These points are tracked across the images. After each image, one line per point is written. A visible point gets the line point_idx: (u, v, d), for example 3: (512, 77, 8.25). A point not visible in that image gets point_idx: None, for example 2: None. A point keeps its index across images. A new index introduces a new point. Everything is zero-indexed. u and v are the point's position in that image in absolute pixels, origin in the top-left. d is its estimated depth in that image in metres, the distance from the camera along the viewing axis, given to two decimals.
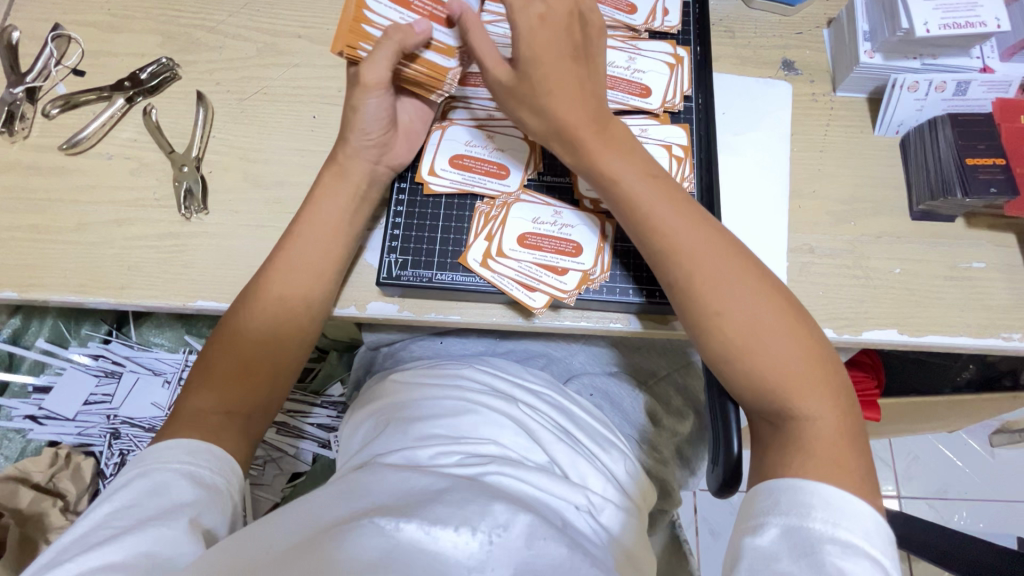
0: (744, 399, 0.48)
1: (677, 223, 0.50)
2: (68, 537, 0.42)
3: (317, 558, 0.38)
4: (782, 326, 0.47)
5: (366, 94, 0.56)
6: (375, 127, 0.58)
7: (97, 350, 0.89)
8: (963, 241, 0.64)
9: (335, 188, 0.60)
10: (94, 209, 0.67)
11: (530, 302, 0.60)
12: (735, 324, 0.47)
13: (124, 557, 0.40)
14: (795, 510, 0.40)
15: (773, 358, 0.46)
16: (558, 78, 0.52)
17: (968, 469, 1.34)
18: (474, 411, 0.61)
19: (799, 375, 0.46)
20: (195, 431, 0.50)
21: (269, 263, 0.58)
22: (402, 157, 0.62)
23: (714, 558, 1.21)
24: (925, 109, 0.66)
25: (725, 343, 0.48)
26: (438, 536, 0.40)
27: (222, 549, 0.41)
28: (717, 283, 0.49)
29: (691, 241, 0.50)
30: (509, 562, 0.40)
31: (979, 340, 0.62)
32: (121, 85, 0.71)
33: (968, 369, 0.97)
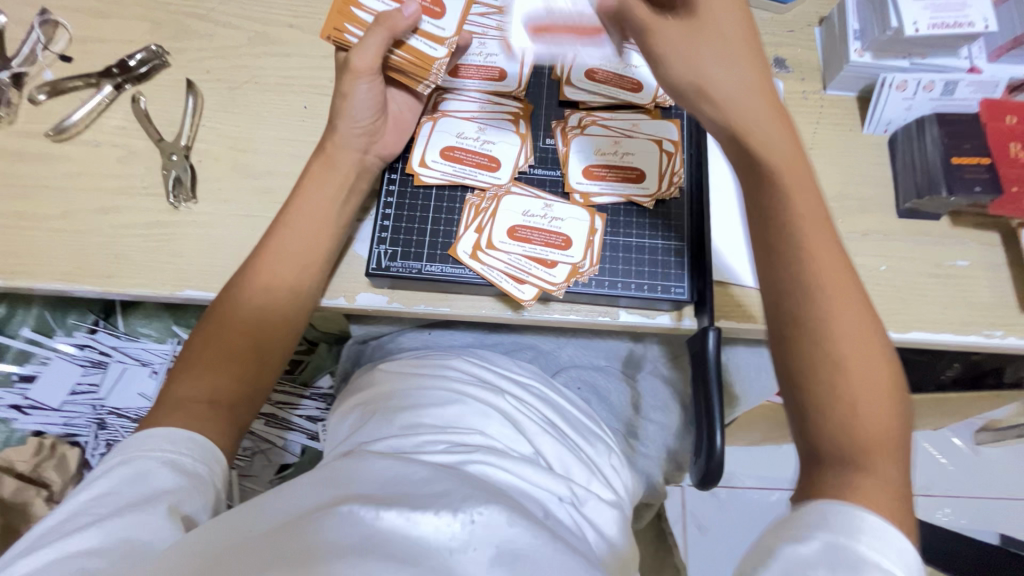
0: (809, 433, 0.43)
1: (803, 232, 0.46)
2: (48, 523, 0.42)
3: (292, 542, 0.38)
4: (879, 378, 0.42)
5: (356, 80, 0.57)
6: (365, 114, 0.59)
7: (83, 339, 0.88)
8: (948, 239, 0.65)
9: (324, 178, 0.60)
10: (80, 197, 0.66)
11: (519, 294, 0.60)
12: (835, 356, 0.42)
13: (101, 542, 0.39)
14: (842, 530, 0.36)
15: (864, 406, 0.41)
16: (732, 78, 0.49)
17: (952, 466, 1.36)
18: (460, 402, 0.61)
19: (882, 429, 0.41)
20: (178, 419, 0.50)
21: (256, 253, 0.58)
22: (391, 146, 0.63)
23: (701, 552, 1.22)
24: (912, 108, 0.67)
25: (806, 373, 0.43)
26: (418, 521, 0.39)
27: (199, 534, 0.40)
28: (828, 312, 0.43)
29: (837, 262, 0.45)
30: (489, 546, 0.39)
31: (962, 337, 0.62)
32: (109, 72, 0.71)
33: (953, 366, 0.99)
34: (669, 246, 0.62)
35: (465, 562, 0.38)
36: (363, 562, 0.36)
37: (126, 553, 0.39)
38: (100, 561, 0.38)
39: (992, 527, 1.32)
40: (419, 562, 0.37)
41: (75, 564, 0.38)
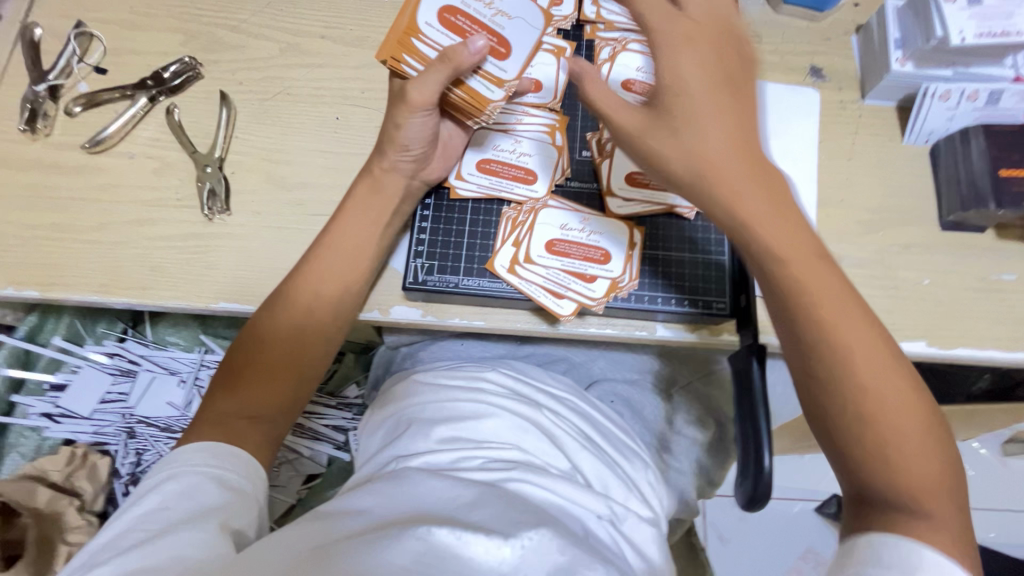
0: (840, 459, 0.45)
1: (809, 268, 0.46)
2: (99, 541, 0.42)
3: (344, 563, 0.38)
4: (911, 405, 0.44)
5: (411, 113, 0.55)
6: (416, 144, 0.58)
7: (113, 348, 0.89)
8: (993, 252, 0.64)
9: (364, 195, 0.59)
10: (116, 208, 0.67)
11: (558, 309, 0.59)
12: (863, 390, 0.44)
13: (156, 560, 0.39)
14: (901, 568, 0.38)
15: (897, 438, 0.43)
16: (709, 102, 0.46)
17: (979, 478, 1.33)
18: (495, 414, 0.60)
19: (911, 454, 0.42)
20: (220, 436, 0.50)
21: (297, 271, 0.58)
22: (437, 173, 0.62)
23: (723, 564, 1.20)
24: (956, 118, 0.65)
25: (857, 407, 0.44)
26: (470, 543, 0.40)
27: (250, 552, 0.40)
28: (838, 335, 0.45)
29: (841, 298, 0.45)
30: (541, 569, 0.40)
31: (1008, 352, 0.61)
32: (144, 84, 0.71)
33: (984, 378, 0.97)
34: (708, 259, 0.61)
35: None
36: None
37: (180, 569, 0.39)
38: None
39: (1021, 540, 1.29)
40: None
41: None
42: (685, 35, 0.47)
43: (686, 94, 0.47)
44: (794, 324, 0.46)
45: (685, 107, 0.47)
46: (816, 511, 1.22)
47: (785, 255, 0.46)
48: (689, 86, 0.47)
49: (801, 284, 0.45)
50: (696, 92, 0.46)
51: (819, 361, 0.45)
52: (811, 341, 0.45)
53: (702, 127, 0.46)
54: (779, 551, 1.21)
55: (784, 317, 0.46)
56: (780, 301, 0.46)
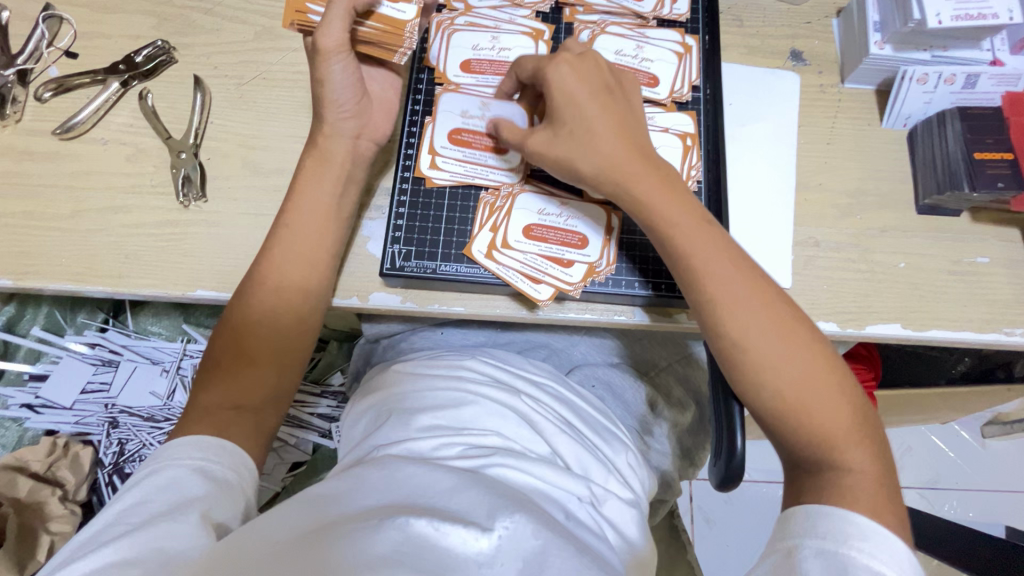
0: (783, 435, 0.47)
1: (725, 269, 0.50)
2: (83, 534, 0.42)
3: (324, 554, 0.38)
4: (830, 383, 0.47)
5: (328, 62, 0.56)
6: (345, 94, 0.58)
7: (94, 338, 0.89)
8: (968, 236, 0.64)
9: (329, 182, 0.59)
10: (90, 196, 0.66)
11: (535, 294, 0.59)
12: (782, 373, 0.47)
13: (136, 553, 0.40)
14: (833, 536, 0.40)
15: (825, 414, 0.46)
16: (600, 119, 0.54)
17: (959, 459, 1.36)
18: (477, 402, 0.61)
19: (841, 427, 0.46)
20: (207, 427, 0.50)
21: (262, 258, 0.57)
22: (382, 128, 0.62)
23: (708, 545, 1.23)
24: (932, 102, 0.65)
25: (779, 393, 0.47)
26: (448, 534, 0.40)
27: (231, 541, 0.41)
28: (758, 328, 0.48)
29: (754, 293, 0.49)
30: (517, 558, 0.41)
31: (981, 335, 0.62)
32: (116, 68, 0.70)
33: (964, 361, 0.99)
34: None
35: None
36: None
37: (162, 562, 0.39)
38: (139, 571, 0.38)
39: (999, 519, 1.32)
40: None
41: (113, 574, 0.38)
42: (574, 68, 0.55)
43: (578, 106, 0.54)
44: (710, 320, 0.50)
45: (577, 119, 0.54)
46: None
47: (706, 259, 0.50)
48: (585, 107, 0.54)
49: (721, 286, 0.49)
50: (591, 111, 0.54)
51: (741, 356, 0.48)
52: (735, 339, 0.48)
53: (588, 138, 0.54)
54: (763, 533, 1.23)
55: (705, 316, 0.50)
56: (706, 301, 0.50)
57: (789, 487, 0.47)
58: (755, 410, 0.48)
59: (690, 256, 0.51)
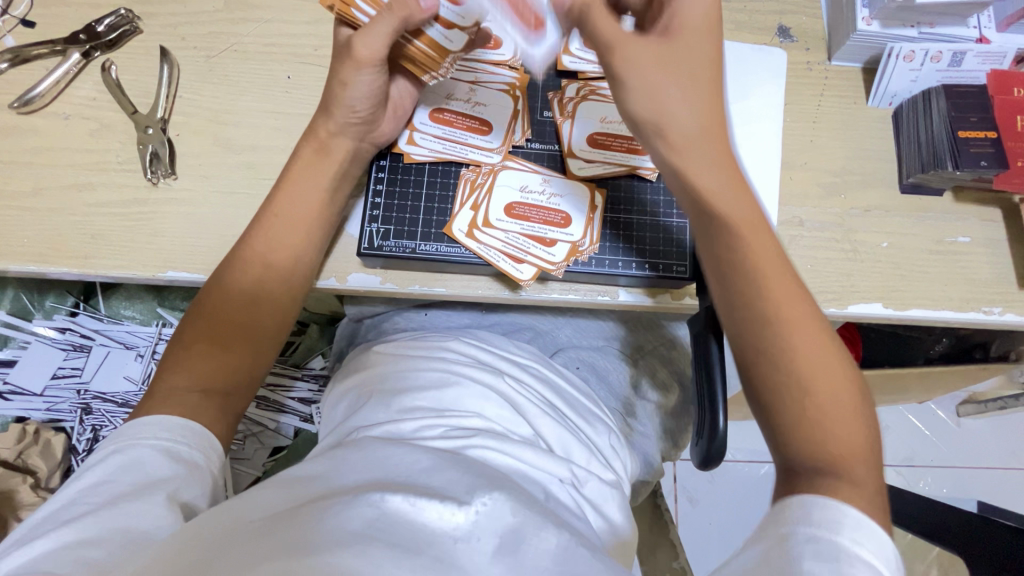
0: (789, 442, 0.43)
1: (773, 271, 0.46)
2: (41, 514, 0.41)
3: (294, 530, 0.37)
4: (851, 408, 0.43)
5: (357, 70, 0.53)
6: (363, 105, 0.55)
7: (64, 323, 0.86)
8: (950, 215, 0.64)
9: (312, 164, 0.57)
10: (51, 173, 0.63)
11: (518, 274, 0.58)
12: (813, 380, 0.43)
13: (98, 531, 0.38)
14: (825, 524, 0.37)
15: (841, 435, 0.42)
16: (702, 76, 0.48)
17: (935, 437, 1.39)
18: (457, 383, 0.60)
19: (856, 452, 0.42)
20: (172, 408, 0.48)
21: (243, 243, 0.55)
22: (387, 137, 0.59)
23: (691, 524, 1.24)
24: (918, 79, 0.65)
25: (800, 399, 0.43)
26: (424, 508, 0.39)
27: (198, 523, 0.39)
28: (801, 330, 0.44)
29: (799, 300, 0.45)
30: (493, 529, 0.39)
31: (961, 314, 0.62)
32: (76, 38, 0.66)
33: (941, 342, 1.01)
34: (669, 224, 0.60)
35: (470, 552, 0.38)
36: (364, 550, 0.36)
37: (126, 541, 0.38)
38: (98, 551, 0.37)
39: (972, 495, 1.36)
40: (423, 550, 0.37)
41: (71, 553, 0.37)
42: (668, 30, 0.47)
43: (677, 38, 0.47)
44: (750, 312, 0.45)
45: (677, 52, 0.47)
46: None
47: (756, 257, 0.46)
48: (691, 48, 0.48)
49: (770, 283, 0.45)
50: (684, 63, 0.47)
51: (789, 362, 0.43)
52: (774, 336, 0.44)
53: (663, 102, 0.47)
54: (744, 512, 1.25)
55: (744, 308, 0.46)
56: (747, 294, 0.46)
57: (782, 488, 0.43)
58: (771, 414, 0.44)
59: (728, 239, 0.47)
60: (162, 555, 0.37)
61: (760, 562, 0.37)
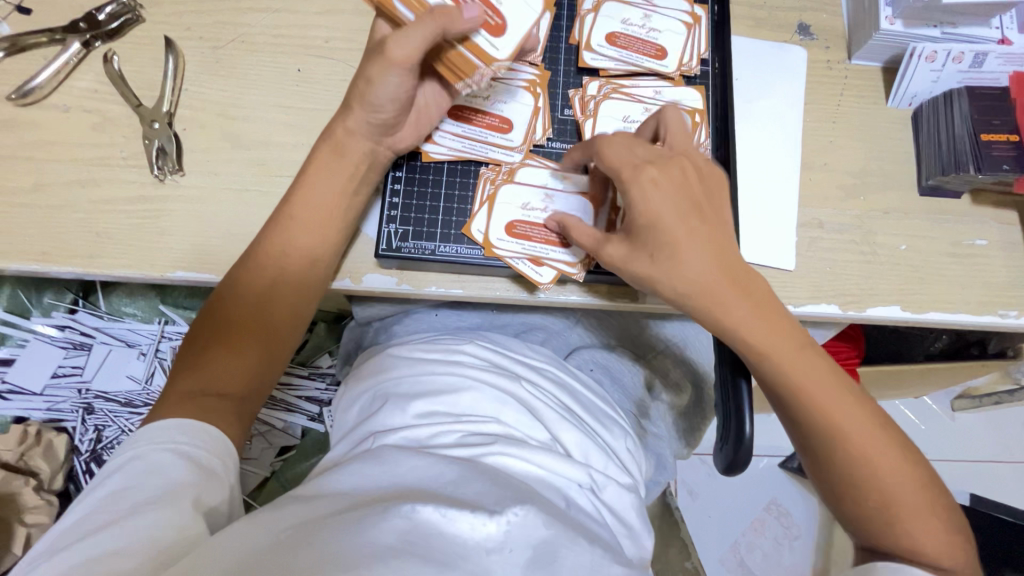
0: (869, 535, 0.50)
1: (821, 382, 0.48)
2: (63, 524, 0.40)
3: (325, 546, 0.37)
4: (914, 480, 0.49)
5: (387, 70, 0.50)
6: (387, 107, 0.52)
7: (63, 320, 0.84)
8: (968, 218, 0.64)
9: (331, 165, 0.55)
10: (52, 168, 0.60)
11: (537, 276, 0.57)
12: (875, 471, 0.48)
13: (125, 542, 0.37)
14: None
15: (914, 515, 0.48)
16: (691, 233, 0.48)
17: (930, 432, 1.42)
18: (473, 387, 0.59)
19: (922, 515, 0.48)
20: (187, 411, 0.47)
21: (256, 247, 0.54)
22: (405, 143, 0.57)
23: (693, 517, 1.26)
24: (940, 80, 0.64)
25: (871, 496, 0.48)
26: (455, 519, 0.39)
27: (226, 533, 0.38)
28: (858, 427, 0.48)
29: (842, 391, 0.49)
30: (526, 541, 0.39)
31: (977, 317, 0.62)
32: (75, 27, 0.63)
33: (941, 339, 1.01)
34: None
35: (502, 563, 0.38)
36: (400, 566, 0.36)
37: (153, 552, 0.37)
38: (127, 563, 0.36)
39: (966, 488, 1.39)
40: (457, 564, 0.37)
41: (99, 565, 0.36)
42: (655, 180, 0.48)
43: (670, 240, 0.48)
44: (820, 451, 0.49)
45: (659, 240, 0.48)
46: (781, 466, 1.28)
47: (800, 374, 0.48)
48: (664, 219, 0.48)
49: (821, 400, 0.48)
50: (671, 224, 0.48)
51: (856, 465, 0.49)
52: (839, 453, 0.48)
53: (679, 255, 0.48)
54: (745, 506, 1.27)
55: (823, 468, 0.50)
56: (817, 416, 0.48)
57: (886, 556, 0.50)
58: (850, 506, 0.50)
59: (768, 359, 0.48)
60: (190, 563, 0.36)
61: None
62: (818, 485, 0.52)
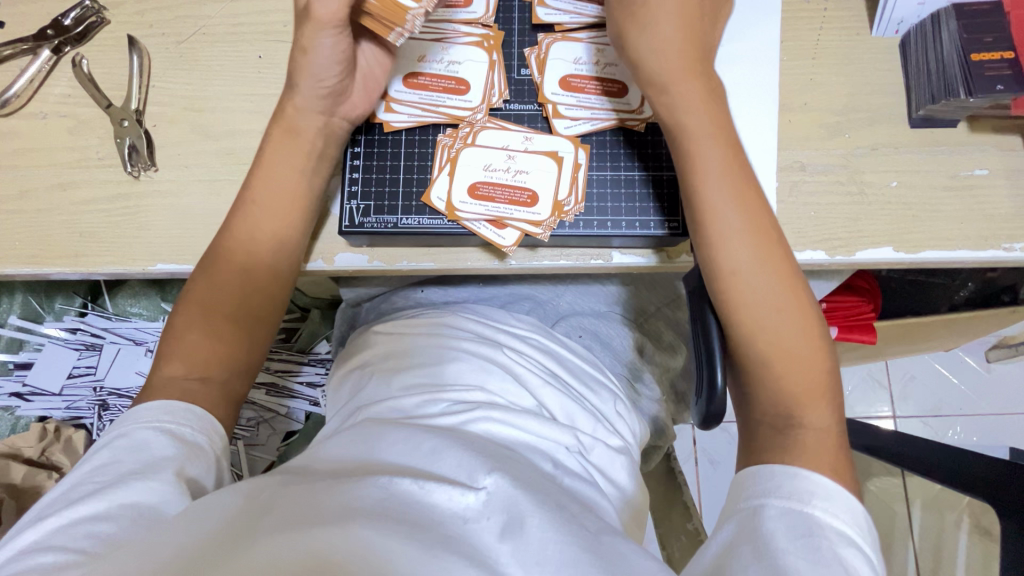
0: (756, 395, 0.48)
1: (739, 240, 0.48)
2: (53, 494, 0.41)
3: (304, 507, 0.37)
4: (809, 346, 0.47)
5: (319, 32, 0.50)
6: (328, 71, 0.53)
7: (73, 323, 0.88)
8: (965, 147, 0.60)
9: (284, 145, 0.55)
10: (35, 173, 0.63)
11: (500, 240, 0.56)
12: (761, 316, 0.47)
13: (106, 506, 0.39)
14: (796, 496, 0.40)
15: (801, 372, 0.46)
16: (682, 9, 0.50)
17: (963, 385, 1.35)
18: (459, 359, 0.59)
19: (809, 385, 0.46)
20: (169, 394, 0.48)
21: (225, 235, 0.55)
22: (359, 110, 0.57)
23: (712, 485, 1.24)
24: (925, 2, 0.59)
25: (760, 341, 0.47)
26: (432, 491, 0.39)
27: (212, 499, 0.39)
28: (756, 295, 0.47)
29: (753, 214, 0.49)
30: (502, 506, 0.40)
31: (978, 253, 0.58)
32: (44, 35, 0.65)
33: (966, 287, 0.95)
34: (658, 177, 0.57)
35: (480, 530, 0.38)
36: (372, 524, 0.36)
37: (134, 518, 0.38)
38: (109, 526, 0.38)
39: (1005, 441, 1.32)
40: (433, 527, 0.37)
41: (81, 529, 0.37)
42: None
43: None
44: (726, 316, 0.48)
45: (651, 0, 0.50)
46: None
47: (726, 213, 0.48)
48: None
49: (724, 259, 0.48)
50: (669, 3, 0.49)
51: (738, 307, 0.48)
52: (752, 322, 0.47)
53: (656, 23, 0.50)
54: None
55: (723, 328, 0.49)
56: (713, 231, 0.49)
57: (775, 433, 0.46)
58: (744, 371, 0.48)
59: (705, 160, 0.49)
60: (174, 524, 0.37)
61: (737, 534, 0.40)
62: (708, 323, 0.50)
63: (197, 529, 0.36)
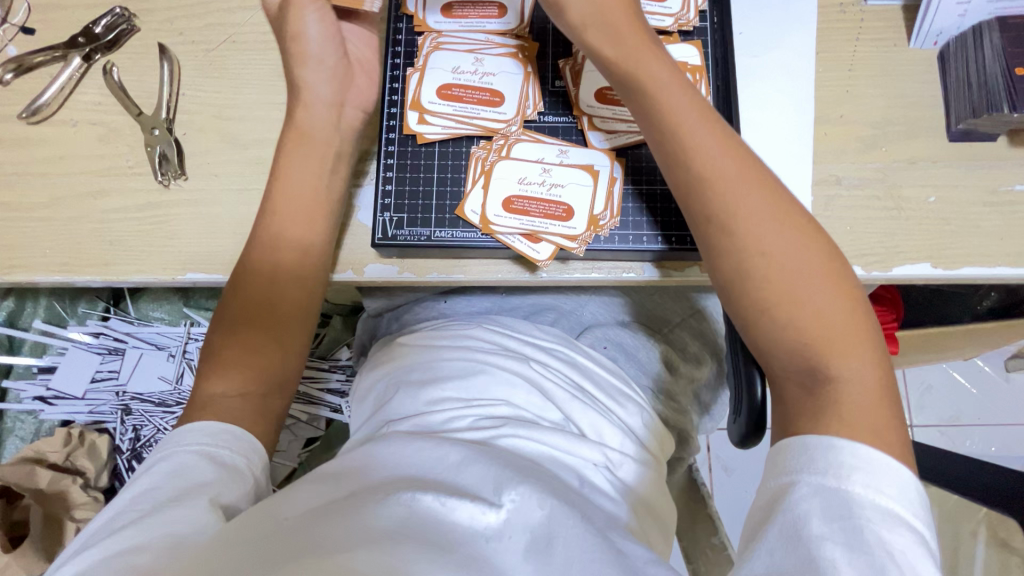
0: (768, 356, 0.45)
1: (749, 200, 0.46)
2: (97, 523, 0.41)
3: (333, 529, 0.37)
4: (824, 276, 0.44)
5: (303, 11, 0.55)
6: (321, 48, 0.56)
7: (97, 327, 0.89)
8: (1005, 162, 0.59)
9: (300, 153, 0.55)
10: (66, 181, 0.63)
11: (535, 254, 0.56)
12: (775, 260, 0.44)
13: (143, 536, 0.38)
14: (833, 471, 0.38)
15: (819, 310, 0.43)
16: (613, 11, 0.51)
17: (981, 395, 1.34)
18: (485, 371, 0.59)
19: (837, 335, 0.43)
20: (213, 413, 0.48)
21: (248, 248, 0.54)
22: (365, 92, 0.59)
23: (727, 493, 1.23)
24: (966, 14, 0.58)
25: (771, 283, 0.44)
26: (453, 508, 0.39)
27: (249, 521, 0.39)
28: (772, 246, 0.45)
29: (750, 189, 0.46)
30: (525, 526, 0.39)
31: (1017, 270, 0.57)
32: (75, 42, 0.65)
33: (990, 297, 0.91)
34: None
35: (503, 550, 0.38)
36: (396, 547, 0.36)
37: (170, 546, 0.37)
38: (145, 556, 0.37)
39: None
40: (455, 548, 0.37)
41: (119, 560, 0.37)
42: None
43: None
44: (730, 274, 0.46)
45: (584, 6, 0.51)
46: None
47: (725, 181, 0.46)
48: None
49: (740, 225, 0.45)
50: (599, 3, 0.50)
51: (749, 256, 0.45)
52: (758, 276, 0.44)
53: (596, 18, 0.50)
54: None
55: (731, 297, 0.46)
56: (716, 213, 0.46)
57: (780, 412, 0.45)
58: (762, 343, 0.45)
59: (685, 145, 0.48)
60: (206, 553, 0.36)
61: (771, 519, 0.38)
62: (719, 289, 0.47)
63: (229, 558, 0.36)
